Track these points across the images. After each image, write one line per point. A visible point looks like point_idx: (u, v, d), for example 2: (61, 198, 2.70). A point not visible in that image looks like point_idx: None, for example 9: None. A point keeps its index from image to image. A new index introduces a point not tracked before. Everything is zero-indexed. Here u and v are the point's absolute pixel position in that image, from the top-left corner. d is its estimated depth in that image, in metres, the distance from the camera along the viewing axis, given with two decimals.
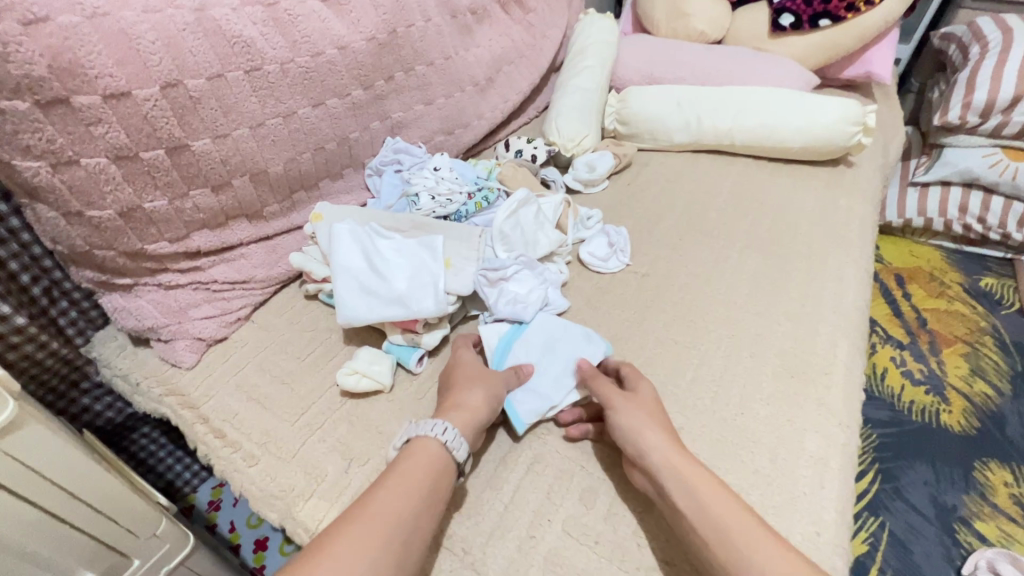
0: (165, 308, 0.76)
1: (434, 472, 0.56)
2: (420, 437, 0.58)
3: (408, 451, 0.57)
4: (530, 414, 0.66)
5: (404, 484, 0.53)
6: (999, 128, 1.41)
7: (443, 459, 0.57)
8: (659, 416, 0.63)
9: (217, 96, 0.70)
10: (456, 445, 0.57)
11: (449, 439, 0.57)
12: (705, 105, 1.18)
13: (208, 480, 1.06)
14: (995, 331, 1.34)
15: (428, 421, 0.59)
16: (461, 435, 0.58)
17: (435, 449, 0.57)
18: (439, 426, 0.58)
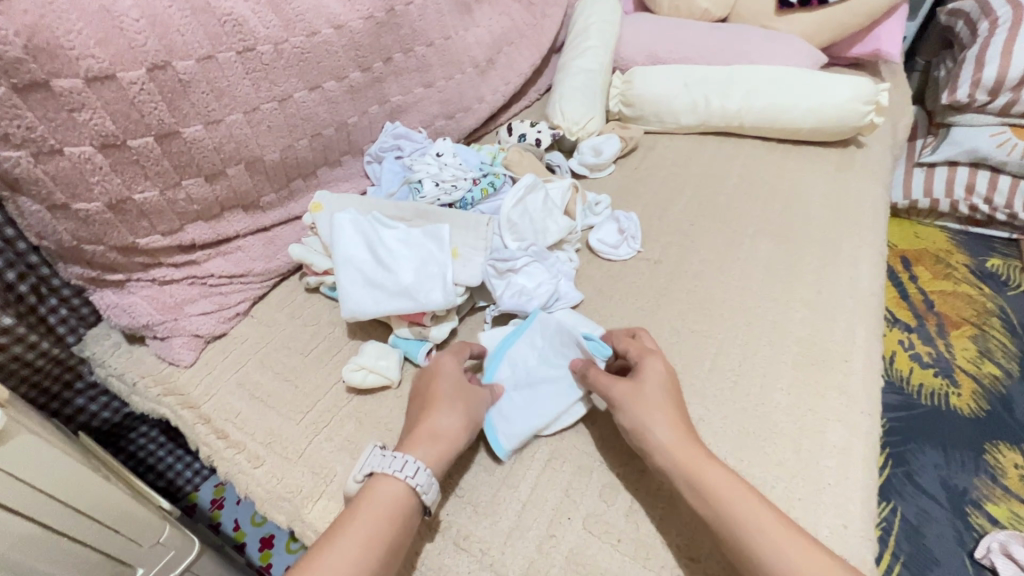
0: (160, 304, 0.73)
1: (397, 519, 0.52)
2: (379, 473, 0.54)
3: (365, 496, 0.53)
4: (515, 437, 0.61)
5: (360, 540, 0.49)
6: (1008, 106, 1.38)
7: (407, 500, 0.53)
8: (669, 403, 0.60)
9: (209, 79, 0.66)
10: (425, 486, 0.53)
11: (419, 480, 0.53)
12: (713, 86, 1.14)
13: (209, 478, 1.03)
14: (1002, 312, 1.33)
15: (396, 457, 0.54)
16: (431, 474, 0.54)
17: (401, 489, 0.53)
18: (408, 465, 0.54)
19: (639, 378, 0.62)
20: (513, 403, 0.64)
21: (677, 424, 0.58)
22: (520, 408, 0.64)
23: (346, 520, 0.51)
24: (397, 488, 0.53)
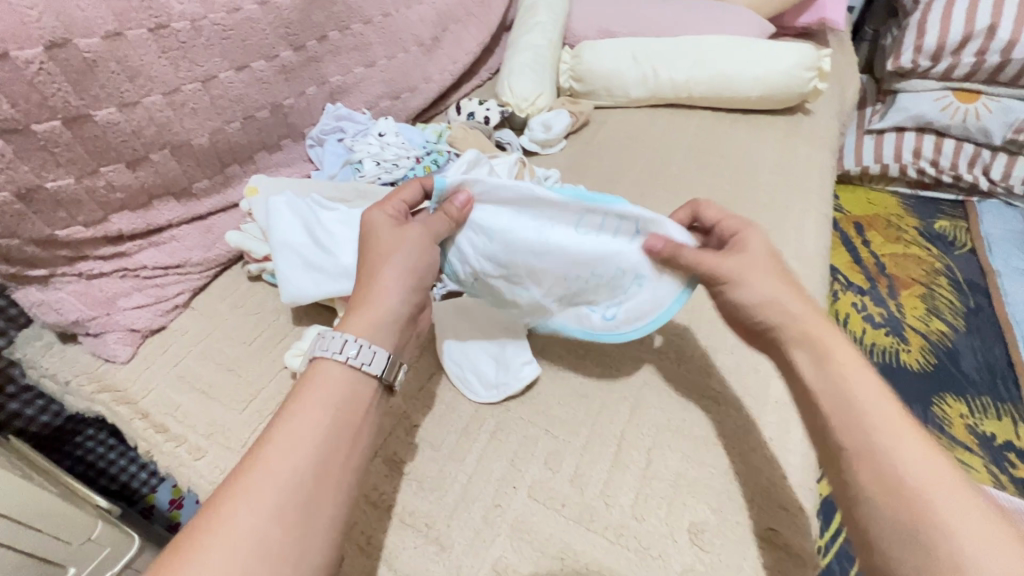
0: (91, 300, 0.70)
1: (335, 409, 0.49)
2: (321, 358, 0.51)
3: (299, 390, 0.50)
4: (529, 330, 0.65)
5: (296, 438, 0.46)
6: (950, 70, 1.42)
7: (346, 388, 0.51)
8: (778, 273, 0.56)
9: (119, 58, 0.63)
10: (365, 360, 0.51)
11: (354, 354, 0.51)
12: (661, 58, 1.14)
13: (166, 480, 0.98)
14: (949, 271, 1.37)
15: (332, 337, 0.52)
16: (372, 347, 0.52)
17: (335, 370, 0.51)
18: (344, 345, 0.51)
19: (743, 251, 0.57)
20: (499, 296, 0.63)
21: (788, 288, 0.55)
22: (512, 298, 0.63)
23: (278, 420, 0.48)
24: (333, 375, 0.51)
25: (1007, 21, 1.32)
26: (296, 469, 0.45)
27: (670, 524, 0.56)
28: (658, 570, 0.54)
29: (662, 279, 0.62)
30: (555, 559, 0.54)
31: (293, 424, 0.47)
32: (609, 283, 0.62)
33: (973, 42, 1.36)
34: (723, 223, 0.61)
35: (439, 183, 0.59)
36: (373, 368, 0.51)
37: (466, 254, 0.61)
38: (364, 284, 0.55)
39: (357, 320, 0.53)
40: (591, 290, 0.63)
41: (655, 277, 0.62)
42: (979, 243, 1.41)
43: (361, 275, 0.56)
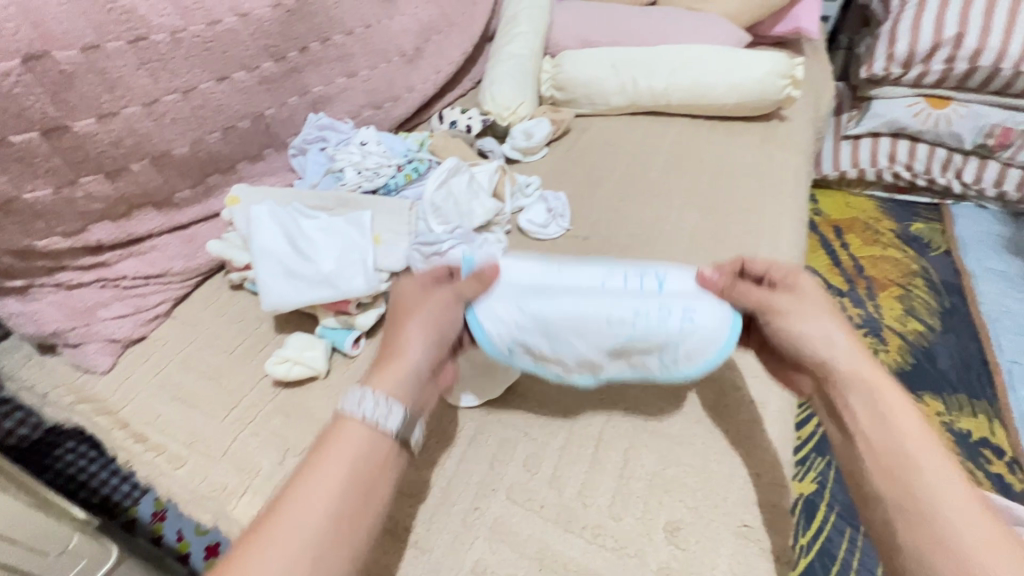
0: (69, 310, 0.70)
1: (356, 460, 0.48)
2: (344, 413, 0.51)
3: (322, 442, 0.49)
4: (583, 391, 0.60)
5: (317, 488, 0.46)
6: (921, 78, 1.44)
7: (366, 440, 0.50)
8: (833, 313, 0.58)
9: (97, 70, 0.64)
10: (383, 416, 0.50)
11: (375, 409, 0.50)
12: (639, 67, 1.16)
13: (148, 491, 0.93)
14: (925, 272, 1.38)
15: (353, 392, 0.51)
16: (391, 403, 0.51)
17: (357, 427, 0.50)
18: (364, 401, 0.50)
19: (795, 291, 0.59)
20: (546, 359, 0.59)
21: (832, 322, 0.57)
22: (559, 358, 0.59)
23: (302, 469, 0.48)
24: (354, 426, 0.50)
25: (972, 29, 1.35)
26: (314, 520, 0.45)
27: (646, 523, 0.57)
28: (635, 568, 0.54)
29: (710, 313, 0.59)
30: (533, 560, 0.55)
31: (316, 473, 0.47)
32: (660, 324, 0.58)
33: (940, 50, 1.38)
34: (774, 269, 0.61)
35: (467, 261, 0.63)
36: (390, 425, 0.50)
37: (502, 318, 0.59)
38: (389, 344, 0.56)
39: (382, 377, 0.53)
40: (643, 335, 0.57)
41: (703, 311, 0.58)
42: (953, 245, 1.44)
43: (389, 335, 0.57)
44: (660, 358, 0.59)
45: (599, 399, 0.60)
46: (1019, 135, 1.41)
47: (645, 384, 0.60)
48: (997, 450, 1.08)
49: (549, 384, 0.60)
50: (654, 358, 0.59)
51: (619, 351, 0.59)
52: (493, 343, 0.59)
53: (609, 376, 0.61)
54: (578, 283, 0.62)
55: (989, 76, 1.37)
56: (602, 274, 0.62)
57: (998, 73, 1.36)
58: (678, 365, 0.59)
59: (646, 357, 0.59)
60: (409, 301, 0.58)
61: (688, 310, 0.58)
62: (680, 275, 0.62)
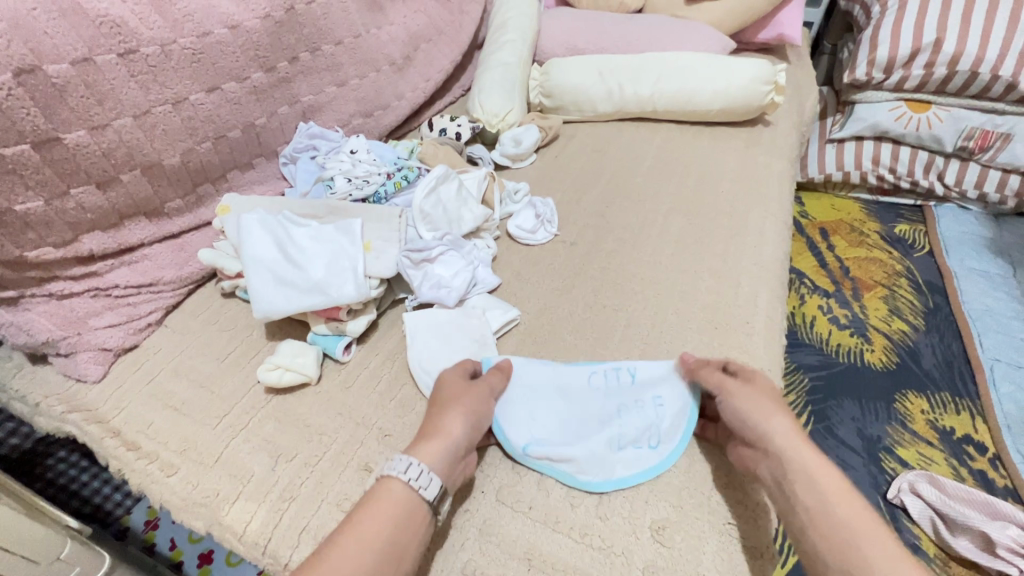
0: (61, 320, 0.70)
1: (393, 523, 0.50)
2: (385, 478, 0.52)
3: (363, 502, 0.51)
4: (596, 479, 0.61)
5: (356, 545, 0.48)
6: (902, 82, 1.47)
7: (403, 503, 0.51)
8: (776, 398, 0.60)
9: (88, 82, 0.65)
10: (423, 484, 0.52)
11: (415, 476, 0.52)
12: (626, 74, 1.19)
13: (142, 499, 0.96)
14: (909, 273, 1.39)
15: (397, 459, 0.53)
16: (432, 472, 0.53)
17: (396, 493, 0.51)
18: (407, 467, 0.52)
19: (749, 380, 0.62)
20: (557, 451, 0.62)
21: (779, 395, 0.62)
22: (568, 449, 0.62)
23: (342, 527, 0.49)
24: (393, 490, 0.52)
25: (951, 35, 1.38)
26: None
27: (632, 522, 0.59)
28: (621, 566, 0.56)
29: (675, 397, 0.67)
30: (522, 560, 0.56)
31: (356, 529, 0.49)
32: (636, 409, 0.67)
33: (920, 55, 1.41)
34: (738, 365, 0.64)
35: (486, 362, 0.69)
36: (428, 493, 0.52)
37: (516, 416, 0.64)
38: (432, 421, 0.58)
39: (425, 447, 0.54)
40: (625, 422, 0.66)
41: (668, 397, 0.67)
42: (937, 245, 1.45)
43: (430, 415, 0.59)
44: (647, 442, 0.64)
45: (610, 487, 0.61)
46: (998, 138, 1.44)
47: (643, 469, 0.62)
48: (980, 446, 1.09)
49: (562, 475, 0.61)
50: (644, 441, 0.64)
51: (614, 437, 0.64)
52: (508, 438, 0.63)
53: (616, 462, 0.62)
54: (572, 378, 0.69)
55: (967, 80, 1.40)
56: (590, 371, 0.70)
57: (976, 77, 1.39)
58: (663, 444, 0.64)
59: (636, 441, 0.64)
60: (451, 387, 0.61)
61: (657, 396, 0.68)
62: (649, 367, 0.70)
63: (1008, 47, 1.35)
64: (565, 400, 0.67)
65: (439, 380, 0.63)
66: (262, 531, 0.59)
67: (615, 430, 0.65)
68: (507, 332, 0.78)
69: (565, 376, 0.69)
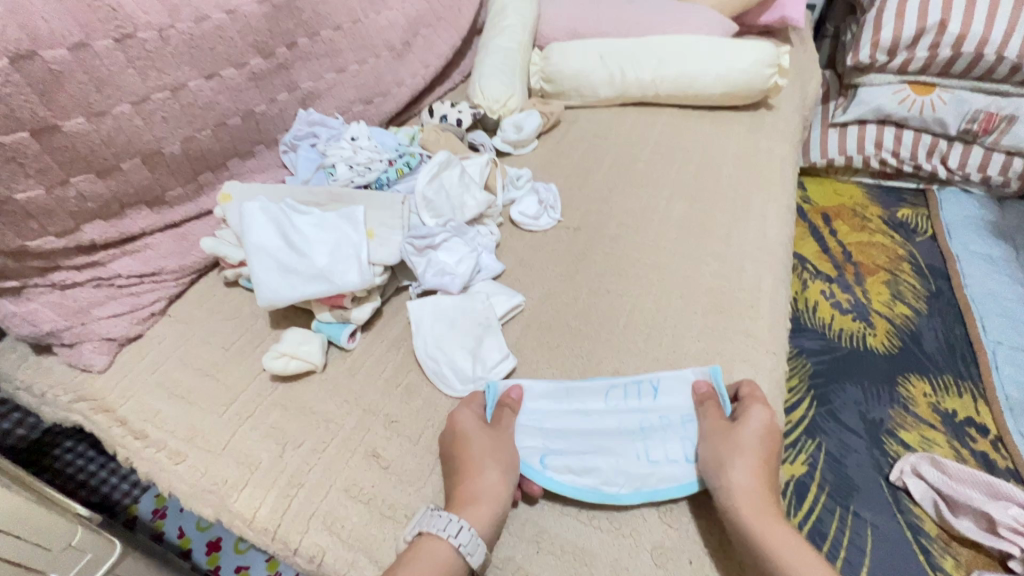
0: (65, 310, 0.70)
1: None
2: (432, 535, 0.53)
3: (408, 556, 0.52)
4: (624, 492, 0.59)
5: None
6: (906, 65, 1.45)
7: (448, 562, 0.51)
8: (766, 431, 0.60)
9: (85, 68, 0.64)
10: (470, 550, 0.52)
11: (464, 541, 0.51)
12: (627, 58, 1.17)
13: (151, 489, 0.96)
14: (911, 257, 1.39)
15: (445, 519, 0.53)
16: (477, 535, 0.52)
17: (440, 552, 0.52)
18: (455, 526, 0.52)
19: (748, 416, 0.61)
20: (577, 468, 0.60)
21: (771, 435, 0.60)
22: (587, 467, 0.61)
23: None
24: (439, 549, 0.52)
25: (955, 16, 1.36)
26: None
27: (640, 504, 0.59)
28: (629, 546, 0.56)
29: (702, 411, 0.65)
30: (530, 541, 0.57)
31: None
32: (663, 426, 0.64)
33: (925, 37, 1.40)
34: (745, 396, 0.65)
35: (491, 389, 0.66)
36: (474, 559, 0.52)
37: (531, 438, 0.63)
38: (466, 480, 0.57)
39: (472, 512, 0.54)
40: (653, 434, 0.64)
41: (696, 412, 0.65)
42: (939, 229, 1.45)
43: (463, 474, 0.57)
44: (680, 453, 0.61)
45: (640, 499, 0.59)
46: (1001, 121, 1.43)
47: (681, 482, 0.59)
48: (982, 428, 1.10)
49: (588, 494, 0.59)
50: (678, 453, 0.61)
51: (643, 449, 0.62)
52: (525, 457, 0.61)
53: (650, 475, 0.60)
54: (586, 392, 0.67)
55: (971, 62, 1.39)
56: (605, 385, 0.68)
57: (981, 59, 1.37)
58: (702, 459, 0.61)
59: (670, 454, 0.62)
60: (478, 444, 0.59)
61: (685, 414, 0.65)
62: (671, 380, 0.68)
63: (1012, 27, 1.34)
64: (581, 422, 0.65)
65: (462, 437, 0.60)
66: (272, 516, 0.60)
67: (641, 443, 0.63)
68: (512, 318, 0.78)
69: (579, 393, 0.67)
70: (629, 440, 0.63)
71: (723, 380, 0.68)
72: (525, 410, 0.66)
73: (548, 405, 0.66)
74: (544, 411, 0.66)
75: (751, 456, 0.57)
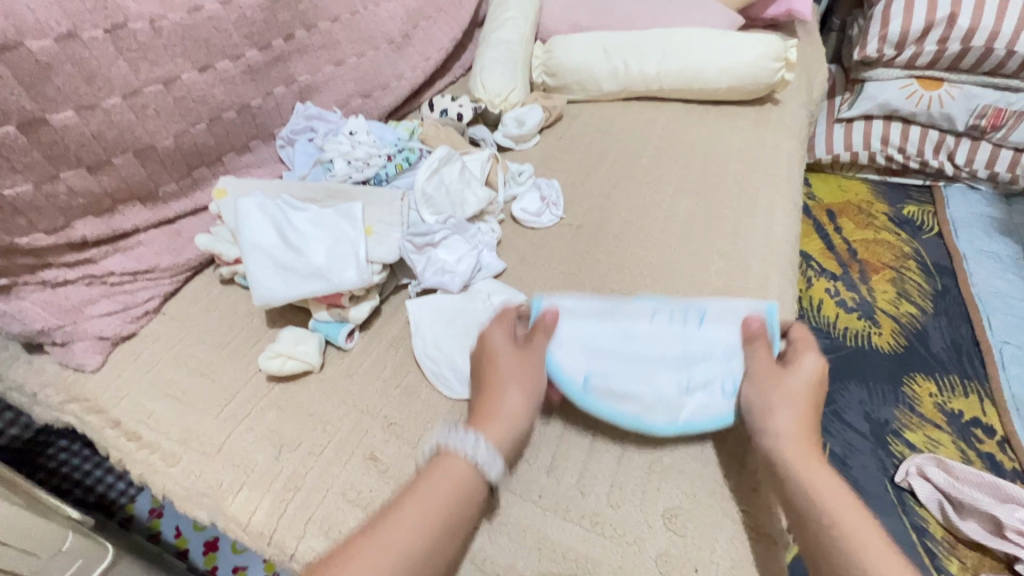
0: (56, 308, 0.68)
1: (455, 494, 0.50)
2: (450, 450, 0.53)
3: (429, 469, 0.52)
4: (660, 420, 0.62)
5: (422, 511, 0.48)
6: (913, 59, 1.43)
7: (466, 476, 0.52)
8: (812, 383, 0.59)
9: (74, 60, 0.62)
10: (487, 463, 0.52)
11: (482, 455, 0.52)
12: (631, 51, 1.15)
13: (145, 488, 0.95)
14: (917, 254, 1.37)
15: (463, 435, 0.53)
16: (495, 452, 0.53)
17: (459, 466, 0.52)
18: (472, 442, 0.53)
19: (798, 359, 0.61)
20: (619, 391, 0.64)
21: (823, 383, 0.59)
22: (629, 391, 0.64)
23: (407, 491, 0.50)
24: (457, 464, 0.52)
25: (965, 9, 1.34)
26: (414, 540, 0.47)
27: (644, 511, 0.58)
28: (633, 555, 0.55)
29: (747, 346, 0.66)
30: (532, 549, 0.56)
31: (422, 494, 0.50)
32: (705, 357, 0.66)
33: (933, 31, 1.37)
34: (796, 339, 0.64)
35: (537, 304, 0.69)
36: (492, 473, 0.52)
37: (577, 355, 0.66)
38: (490, 399, 0.58)
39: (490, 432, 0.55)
40: (696, 363, 0.66)
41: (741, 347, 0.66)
42: (945, 226, 1.43)
43: (489, 390, 0.59)
44: (721, 386, 0.64)
45: (674, 429, 0.62)
46: (1010, 116, 1.40)
47: (714, 415, 0.62)
48: (988, 429, 1.08)
49: (626, 418, 0.62)
50: (717, 387, 0.64)
51: (682, 379, 0.65)
52: (569, 373, 0.64)
53: (686, 405, 0.63)
54: (633, 316, 0.69)
55: (981, 56, 1.36)
56: (652, 311, 0.70)
57: (990, 53, 1.35)
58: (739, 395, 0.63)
59: (708, 386, 0.64)
60: (508, 364, 0.60)
61: (728, 347, 0.67)
62: (718, 312, 0.69)
63: None
64: (625, 343, 0.68)
65: (492, 354, 0.61)
66: (268, 520, 0.59)
67: (682, 373, 0.65)
68: None
69: (627, 316, 0.69)
70: (669, 368, 0.66)
71: (776, 319, 0.68)
72: (574, 326, 0.68)
73: (595, 325, 0.68)
74: (591, 328, 0.68)
75: (799, 400, 0.57)
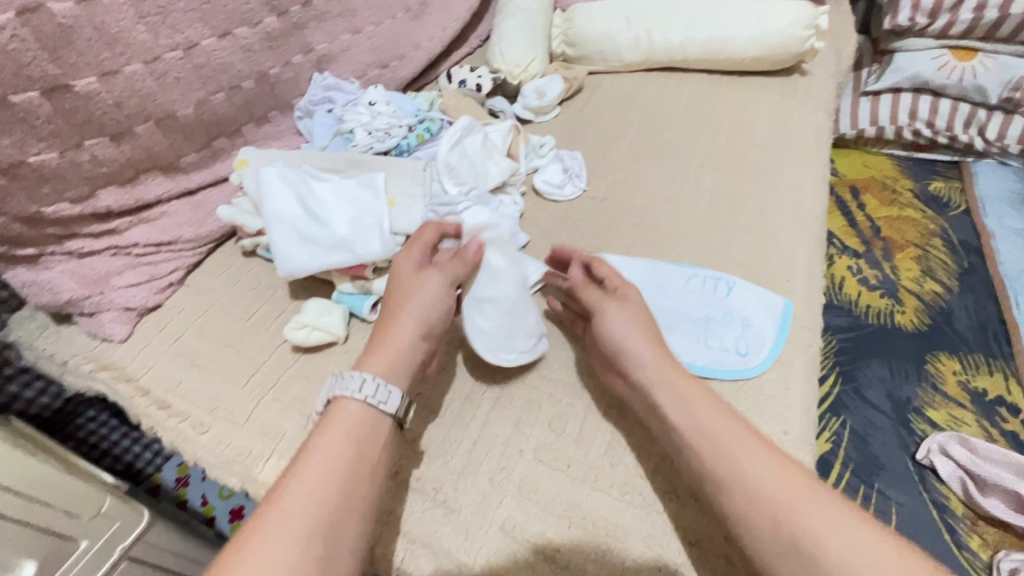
0: (83, 279, 0.69)
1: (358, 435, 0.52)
2: (343, 397, 0.54)
3: (324, 420, 0.53)
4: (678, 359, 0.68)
5: (330, 455, 0.50)
6: (947, 28, 1.37)
7: (363, 417, 0.53)
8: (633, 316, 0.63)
9: (95, 23, 0.61)
10: (382, 398, 0.54)
11: (372, 393, 0.54)
12: (654, 19, 1.11)
13: (173, 457, 0.97)
14: (943, 232, 1.33)
15: (349, 378, 0.55)
16: (386, 386, 0.55)
17: (354, 408, 0.54)
18: (359, 383, 0.54)
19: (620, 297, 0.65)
20: None
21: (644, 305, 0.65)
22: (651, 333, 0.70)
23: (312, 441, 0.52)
24: (353, 407, 0.54)
25: None
26: (324, 503, 0.47)
27: (674, 481, 0.58)
28: (663, 523, 0.56)
29: (763, 321, 0.72)
30: (561, 517, 0.56)
31: (326, 442, 0.51)
32: (724, 320, 0.72)
33: None
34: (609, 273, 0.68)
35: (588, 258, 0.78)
36: (388, 406, 0.54)
37: None
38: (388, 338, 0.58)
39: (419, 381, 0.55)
40: (716, 324, 0.72)
41: (757, 321, 0.72)
42: (973, 204, 1.39)
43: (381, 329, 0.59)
44: (735, 347, 0.70)
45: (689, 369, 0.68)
46: None
47: (728, 368, 0.68)
48: (1013, 408, 1.07)
49: None
50: (732, 347, 0.69)
51: (703, 334, 0.71)
52: None
53: (702, 354, 0.69)
54: (670, 276, 0.76)
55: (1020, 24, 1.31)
56: (688, 274, 0.76)
57: None
58: (751, 355, 0.69)
59: (724, 344, 0.70)
60: (406, 289, 0.61)
61: (746, 318, 0.72)
62: (745, 287, 0.75)
63: None
64: (654, 296, 0.74)
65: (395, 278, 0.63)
66: None
67: (703, 328, 0.71)
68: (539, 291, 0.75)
69: (664, 273, 0.76)
70: (692, 324, 0.72)
71: (792, 316, 0.74)
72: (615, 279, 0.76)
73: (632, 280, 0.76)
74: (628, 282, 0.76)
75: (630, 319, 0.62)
